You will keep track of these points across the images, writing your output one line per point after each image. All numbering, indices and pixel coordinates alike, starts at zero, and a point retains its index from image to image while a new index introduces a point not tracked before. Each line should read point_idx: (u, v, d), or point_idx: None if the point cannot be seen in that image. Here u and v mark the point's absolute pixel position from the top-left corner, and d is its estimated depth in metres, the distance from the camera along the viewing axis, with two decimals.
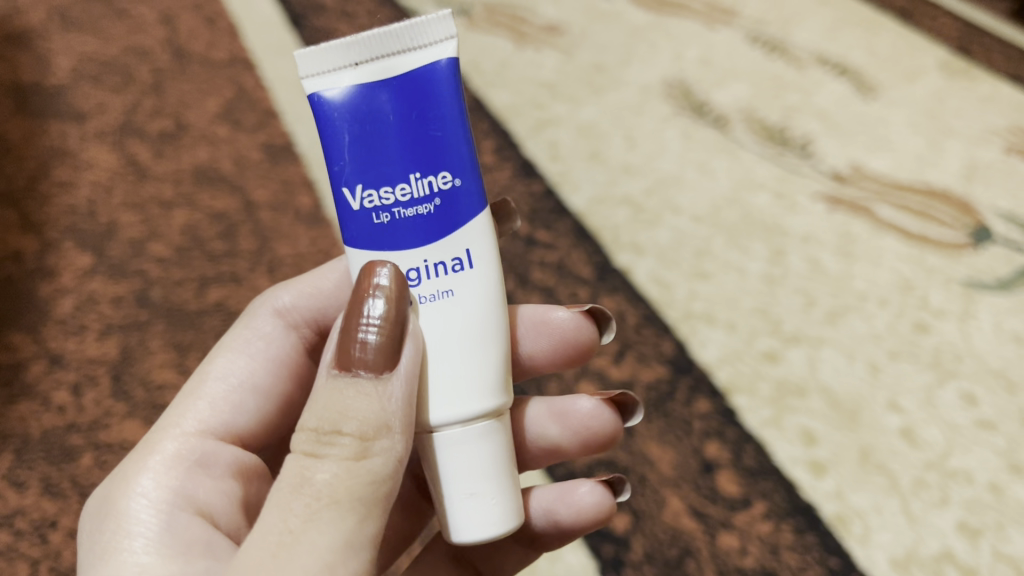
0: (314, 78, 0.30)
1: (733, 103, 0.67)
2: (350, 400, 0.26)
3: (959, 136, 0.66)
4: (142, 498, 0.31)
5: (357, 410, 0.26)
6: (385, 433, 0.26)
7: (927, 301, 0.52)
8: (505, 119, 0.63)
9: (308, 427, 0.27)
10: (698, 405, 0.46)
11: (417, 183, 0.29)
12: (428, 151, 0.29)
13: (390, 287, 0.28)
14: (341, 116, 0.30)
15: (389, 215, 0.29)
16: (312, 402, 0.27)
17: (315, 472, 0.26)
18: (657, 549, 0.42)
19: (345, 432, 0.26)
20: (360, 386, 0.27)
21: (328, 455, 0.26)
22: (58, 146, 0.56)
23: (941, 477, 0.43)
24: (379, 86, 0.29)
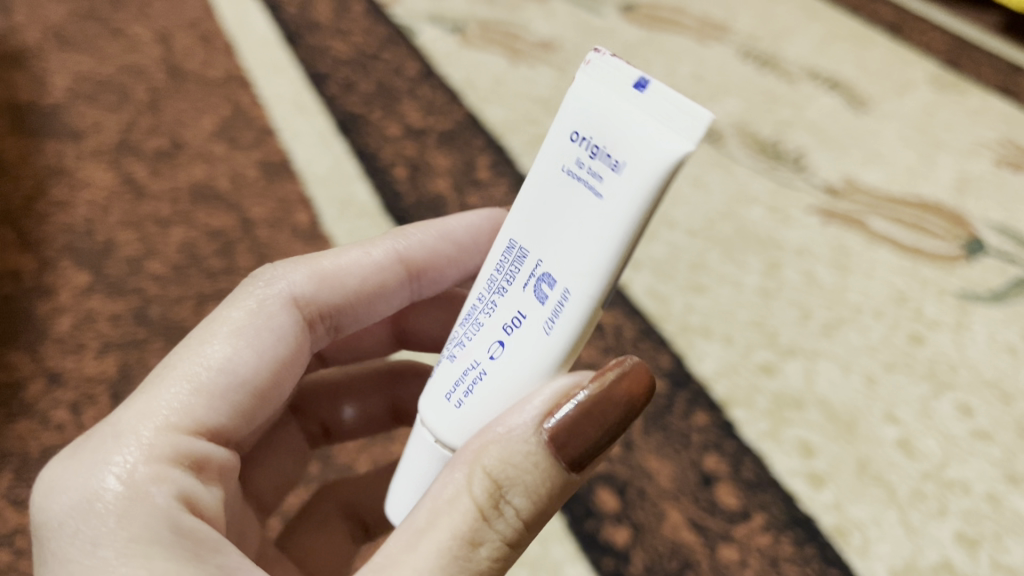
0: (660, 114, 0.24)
1: (726, 117, 0.68)
2: (533, 476, 0.27)
3: (950, 149, 0.67)
4: (136, 498, 0.27)
5: (532, 492, 0.27)
6: (543, 512, 0.28)
7: (921, 313, 0.52)
8: (500, 135, 0.63)
9: (486, 472, 0.27)
10: (696, 418, 0.46)
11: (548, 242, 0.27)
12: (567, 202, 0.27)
13: (630, 387, 0.27)
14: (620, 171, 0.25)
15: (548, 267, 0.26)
16: (501, 457, 0.26)
17: (480, 540, 0.27)
18: (658, 563, 0.41)
19: (517, 510, 0.27)
20: (548, 469, 0.27)
21: (495, 526, 0.27)
22: (55, 165, 0.56)
23: (938, 488, 0.43)
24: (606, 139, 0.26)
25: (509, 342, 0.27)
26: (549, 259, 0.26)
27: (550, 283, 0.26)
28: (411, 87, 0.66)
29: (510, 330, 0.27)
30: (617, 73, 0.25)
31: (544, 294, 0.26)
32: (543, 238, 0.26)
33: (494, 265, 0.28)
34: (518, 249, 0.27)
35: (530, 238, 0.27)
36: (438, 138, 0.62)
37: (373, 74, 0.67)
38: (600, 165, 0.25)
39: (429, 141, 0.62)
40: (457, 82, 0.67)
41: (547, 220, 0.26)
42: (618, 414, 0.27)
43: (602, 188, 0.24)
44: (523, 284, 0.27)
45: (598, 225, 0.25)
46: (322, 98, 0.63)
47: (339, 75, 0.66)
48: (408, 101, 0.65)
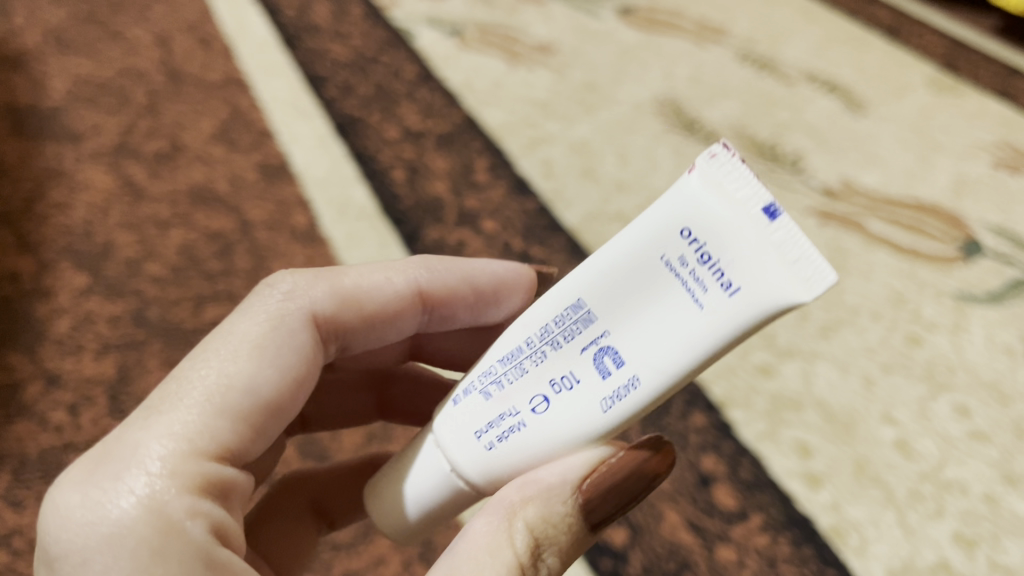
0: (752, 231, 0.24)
1: (724, 120, 0.68)
2: (565, 536, 0.30)
3: (947, 151, 0.67)
4: (163, 526, 0.27)
5: (563, 550, 0.30)
6: (566, 565, 0.30)
7: (919, 314, 0.52)
8: (498, 137, 0.63)
9: (528, 529, 0.29)
10: (694, 419, 0.46)
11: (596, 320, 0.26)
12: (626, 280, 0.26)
13: (664, 467, 0.30)
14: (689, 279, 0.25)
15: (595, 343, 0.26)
16: (549, 512, 0.29)
17: None
18: (655, 563, 0.41)
19: (552, 566, 0.30)
20: (574, 530, 0.30)
21: (534, 574, 0.29)
22: (54, 167, 0.56)
23: (936, 488, 0.43)
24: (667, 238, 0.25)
25: (563, 401, 0.27)
26: (615, 336, 0.26)
27: (616, 361, 0.26)
28: (410, 90, 0.67)
29: (566, 386, 0.27)
30: (745, 184, 0.23)
31: (607, 369, 0.26)
32: (616, 312, 0.26)
33: (556, 308, 0.27)
34: (588, 312, 0.26)
35: (606, 304, 0.26)
36: (436, 141, 0.62)
37: (372, 77, 0.67)
38: (701, 273, 0.24)
39: (427, 144, 0.62)
40: (456, 85, 0.67)
41: (626, 301, 0.25)
42: (635, 487, 0.30)
43: (701, 291, 0.24)
44: (587, 350, 0.26)
45: (681, 326, 0.25)
46: (321, 100, 0.63)
47: (338, 78, 0.66)
48: (407, 104, 0.65)
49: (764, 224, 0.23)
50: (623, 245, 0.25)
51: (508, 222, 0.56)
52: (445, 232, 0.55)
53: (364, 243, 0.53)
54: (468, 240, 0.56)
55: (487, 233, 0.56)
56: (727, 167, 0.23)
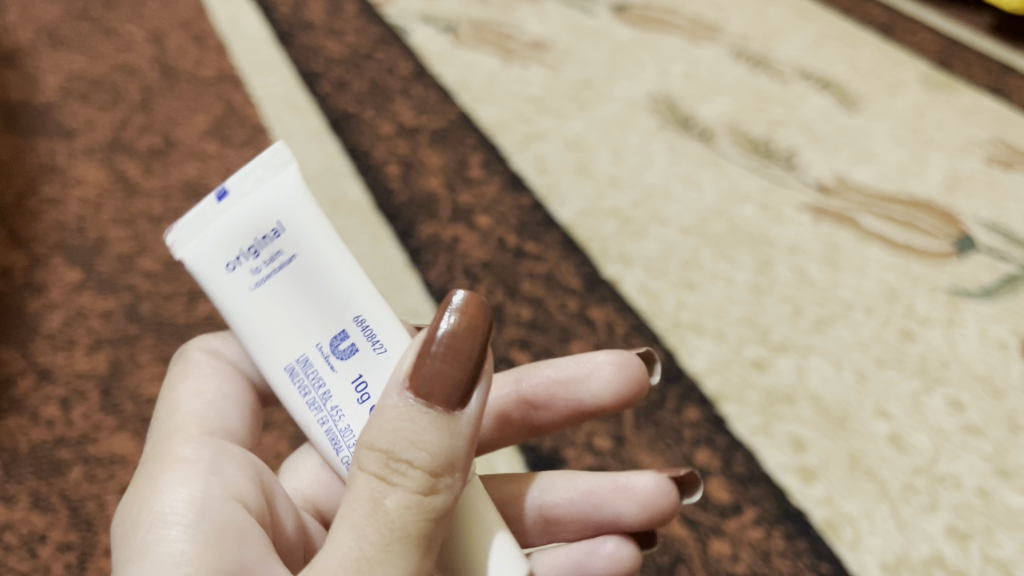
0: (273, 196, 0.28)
1: (718, 117, 0.68)
2: (426, 433, 0.24)
3: (941, 148, 0.67)
4: (195, 514, 0.26)
5: (427, 442, 0.24)
6: (451, 465, 0.25)
7: (912, 309, 0.52)
8: (492, 134, 0.63)
9: (371, 446, 0.25)
10: (688, 413, 0.46)
11: (320, 350, 0.28)
12: (315, 311, 0.28)
13: (466, 320, 0.26)
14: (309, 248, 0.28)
15: (330, 361, 0.28)
16: (376, 419, 0.25)
17: (384, 499, 0.24)
18: (648, 556, 0.41)
19: (414, 464, 0.24)
20: (434, 420, 0.25)
21: (397, 484, 0.24)
22: (47, 164, 0.56)
23: (930, 482, 0.43)
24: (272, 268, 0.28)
25: (374, 394, 0.28)
26: (318, 335, 0.28)
27: (342, 335, 0.28)
28: (404, 86, 0.66)
29: (360, 399, 0.28)
30: (195, 217, 0.28)
31: (344, 346, 0.28)
32: (304, 332, 0.28)
33: (297, 396, 0.29)
34: (299, 361, 0.29)
35: (294, 342, 0.29)
36: (430, 137, 0.62)
37: (366, 73, 0.67)
38: (270, 248, 0.28)
39: (421, 140, 0.62)
40: (450, 81, 0.67)
41: (301, 308, 0.28)
42: (479, 343, 0.26)
43: (288, 251, 0.28)
44: (326, 368, 0.28)
45: (323, 261, 0.28)
46: (315, 97, 0.63)
47: (332, 75, 0.66)
48: (401, 100, 0.65)
49: (215, 205, 0.28)
50: (253, 333, 0.29)
51: (502, 217, 0.56)
52: (439, 228, 0.55)
53: (358, 238, 0.53)
54: (462, 234, 0.55)
55: (481, 228, 0.55)
56: (184, 250, 0.28)
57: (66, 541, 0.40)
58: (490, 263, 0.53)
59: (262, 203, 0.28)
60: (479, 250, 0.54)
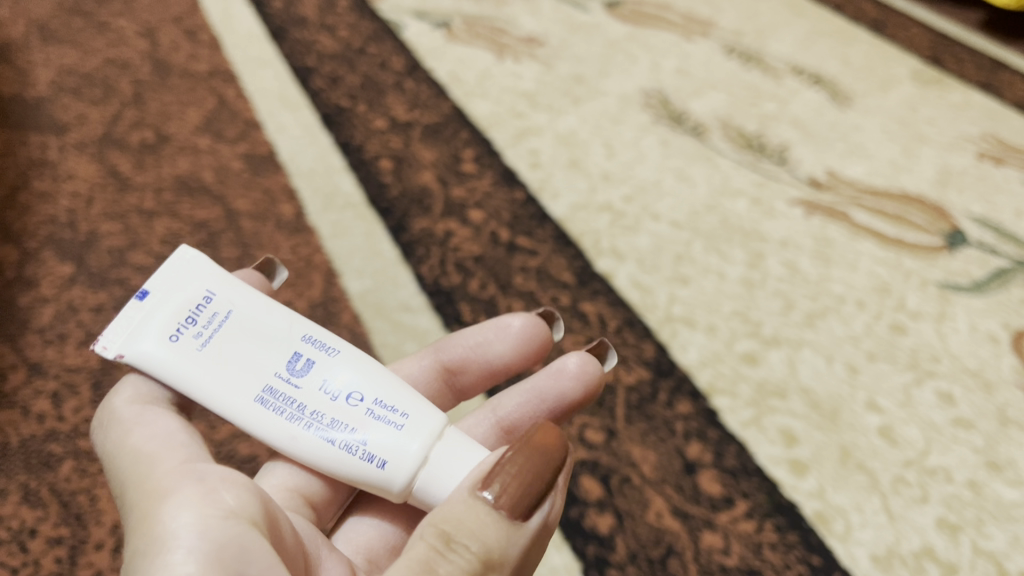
0: (187, 279, 0.31)
1: (710, 112, 0.68)
2: (486, 524, 0.26)
3: (932, 143, 0.67)
4: (201, 537, 0.24)
5: (485, 534, 0.25)
6: (500, 563, 0.26)
7: (903, 303, 0.53)
8: (485, 129, 0.63)
9: (438, 526, 0.26)
10: (680, 406, 0.46)
11: (282, 375, 0.30)
12: (265, 347, 0.31)
13: (547, 442, 0.27)
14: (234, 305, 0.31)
15: (293, 381, 0.30)
16: (447, 510, 0.26)
17: (437, 566, 0.25)
18: (641, 549, 0.40)
19: (470, 548, 0.25)
20: (495, 517, 0.26)
21: (450, 558, 0.25)
22: (37, 158, 0.56)
23: (920, 475, 0.43)
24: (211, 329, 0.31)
25: (345, 388, 0.30)
26: (275, 363, 0.31)
27: (297, 356, 0.31)
28: (397, 80, 0.66)
29: (333, 397, 0.30)
30: (125, 320, 0.30)
31: (302, 362, 0.31)
32: (261, 368, 0.30)
33: (277, 423, 0.30)
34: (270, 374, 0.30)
35: (254, 376, 0.30)
36: (423, 131, 0.62)
37: (358, 68, 0.67)
38: (206, 314, 0.31)
39: (414, 134, 0.62)
40: (443, 76, 0.67)
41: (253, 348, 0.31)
42: (554, 471, 0.27)
43: (223, 309, 0.31)
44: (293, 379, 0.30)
45: (254, 312, 0.32)
46: (307, 93, 0.63)
47: (325, 69, 0.66)
48: (394, 94, 0.65)
49: (138, 305, 0.31)
50: (208, 387, 0.30)
51: (495, 212, 0.56)
52: (431, 223, 0.55)
53: (350, 233, 0.53)
54: (454, 228, 0.55)
55: (474, 222, 0.55)
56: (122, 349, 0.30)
57: (56, 535, 0.40)
58: (482, 257, 0.53)
59: (177, 284, 0.31)
60: (471, 244, 0.54)
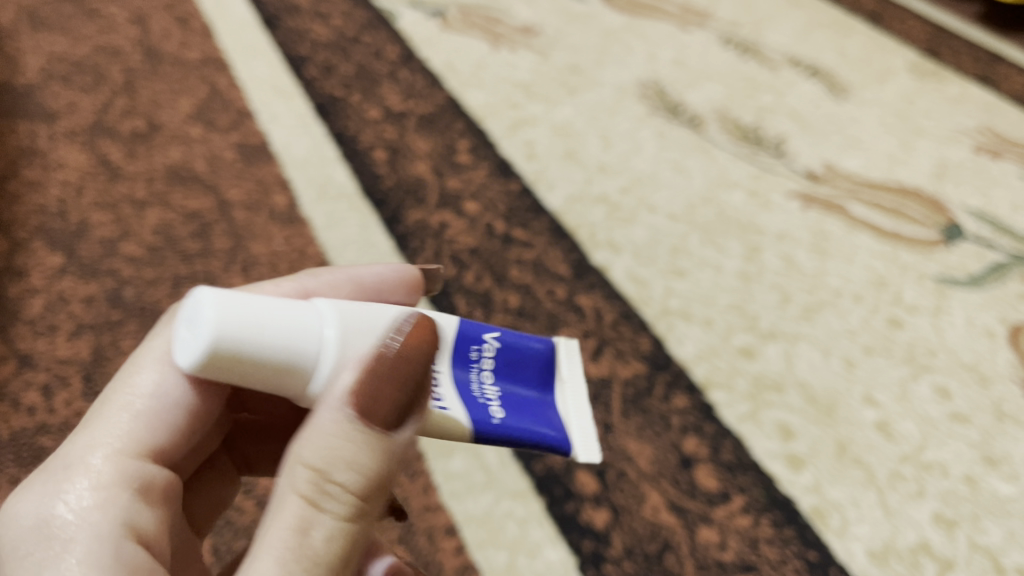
0: (565, 353, 0.31)
1: (707, 103, 0.67)
2: (353, 450, 0.22)
3: (929, 136, 0.67)
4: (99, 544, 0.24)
5: (360, 464, 0.22)
6: (382, 488, 0.23)
7: (900, 297, 0.52)
8: (481, 119, 0.62)
9: (304, 462, 0.22)
10: (676, 400, 0.46)
11: (485, 366, 0.28)
12: (512, 362, 0.29)
13: (413, 337, 0.23)
14: (540, 347, 0.30)
15: (478, 362, 0.27)
16: (310, 435, 0.23)
17: (311, 528, 0.22)
18: (637, 544, 0.40)
19: (345, 487, 0.22)
20: (366, 439, 0.22)
21: (328, 507, 0.22)
22: (27, 146, 0.55)
23: (916, 470, 0.43)
24: (540, 355, 0.30)
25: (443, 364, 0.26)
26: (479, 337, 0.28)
27: (477, 349, 0.28)
28: (391, 70, 0.66)
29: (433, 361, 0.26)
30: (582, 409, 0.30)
31: (473, 350, 0.27)
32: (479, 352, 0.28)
33: (452, 389, 0.26)
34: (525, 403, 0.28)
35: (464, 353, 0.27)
36: (417, 121, 0.61)
37: (352, 57, 0.66)
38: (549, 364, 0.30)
39: (409, 124, 0.61)
40: (438, 66, 0.67)
41: (515, 380, 0.28)
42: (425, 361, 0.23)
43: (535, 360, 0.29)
44: (476, 383, 0.27)
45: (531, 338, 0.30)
46: (300, 82, 0.62)
47: (319, 59, 0.65)
48: (388, 84, 0.64)
49: (562, 396, 0.30)
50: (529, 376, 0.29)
51: (490, 203, 0.56)
52: (426, 215, 0.54)
53: (344, 224, 0.53)
54: (449, 220, 0.54)
55: (469, 214, 0.55)
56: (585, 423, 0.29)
57: None
58: (478, 249, 0.53)
59: (564, 356, 0.30)
60: (467, 237, 0.53)
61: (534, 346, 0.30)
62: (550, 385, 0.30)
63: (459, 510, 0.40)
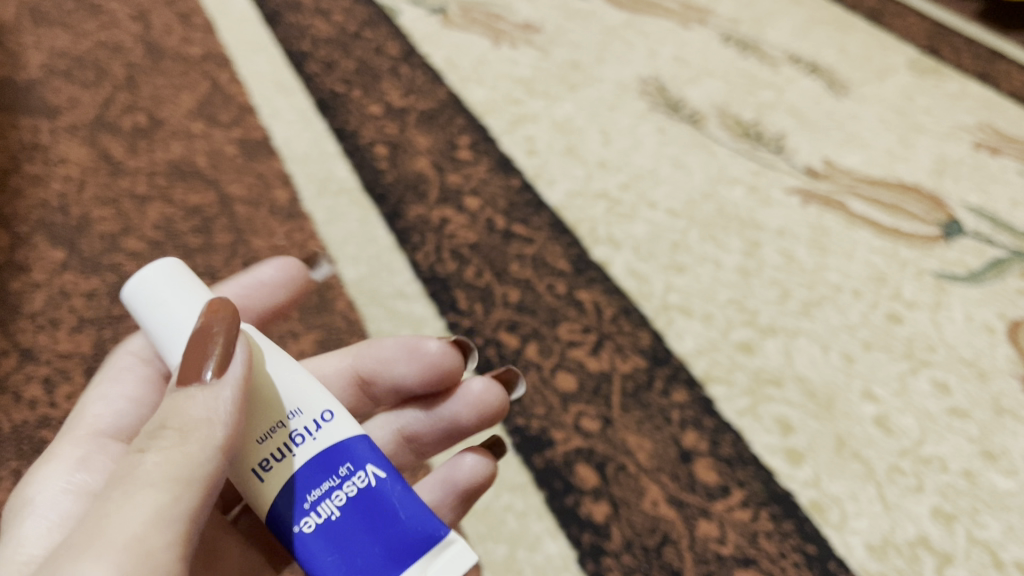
0: (452, 550, 0.27)
1: (707, 100, 0.68)
2: (189, 408, 0.25)
3: (928, 132, 0.67)
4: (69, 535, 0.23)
5: (185, 411, 0.25)
6: (209, 428, 0.25)
7: (899, 293, 0.53)
8: (481, 115, 0.62)
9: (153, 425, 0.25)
10: (676, 395, 0.46)
11: (346, 481, 0.27)
12: (377, 509, 0.27)
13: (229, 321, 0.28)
14: (429, 527, 0.27)
15: (340, 479, 0.27)
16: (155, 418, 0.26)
17: (140, 463, 0.24)
18: (637, 538, 0.40)
19: (169, 428, 0.25)
20: (188, 392, 0.26)
21: (151, 449, 0.24)
22: (29, 141, 0.55)
23: (915, 464, 0.44)
24: (422, 527, 0.27)
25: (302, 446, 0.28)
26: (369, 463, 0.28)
27: (349, 468, 0.28)
28: (392, 66, 0.66)
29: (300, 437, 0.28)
30: None
31: (347, 467, 0.28)
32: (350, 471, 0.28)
33: (289, 469, 0.27)
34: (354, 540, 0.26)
35: (332, 462, 0.28)
36: (418, 117, 0.62)
37: (353, 53, 0.66)
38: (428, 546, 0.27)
39: (409, 120, 0.61)
40: (438, 62, 0.67)
41: (367, 523, 0.27)
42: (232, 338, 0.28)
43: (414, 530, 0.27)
44: (318, 497, 0.27)
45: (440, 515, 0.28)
46: (302, 77, 0.62)
47: (320, 54, 0.65)
48: (389, 80, 0.64)
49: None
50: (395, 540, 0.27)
51: (491, 198, 0.56)
52: (427, 210, 0.54)
53: (345, 219, 0.53)
54: (450, 215, 0.54)
55: (469, 209, 0.55)
56: None
57: None
58: (478, 244, 0.53)
59: (453, 552, 0.27)
60: (467, 232, 0.53)
61: (423, 519, 0.27)
62: (406, 564, 0.26)
63: None
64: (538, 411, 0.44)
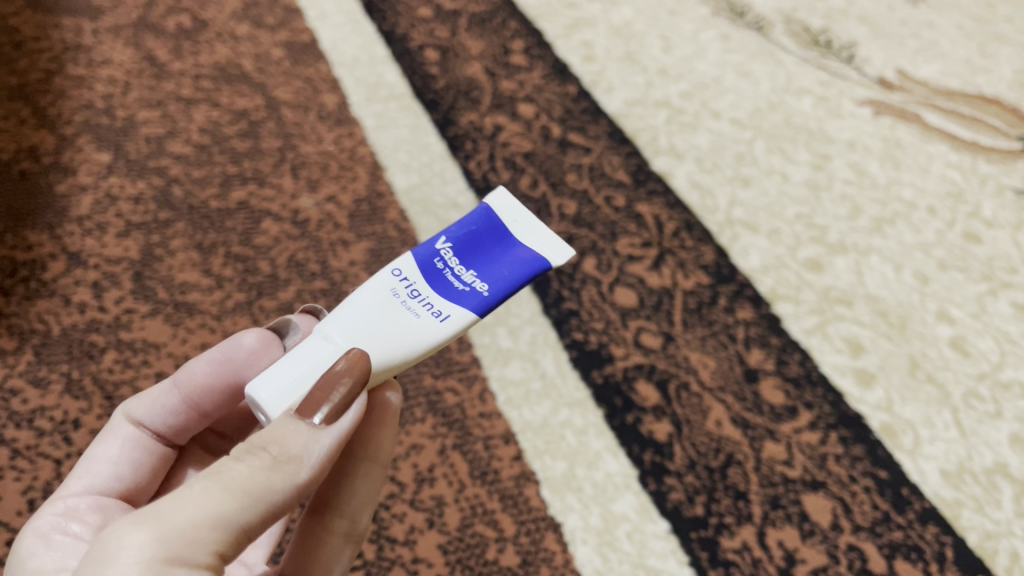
0: (504, 203, 0.28)
1: (771, 5, 0.63)
2: None
3: (1011, 43, 0.63)
4: None
5: None
6: None
7: (979, 210, 0.50)
8: (536, 19, 0.59)
9: None
10: (741, 312, 0.44)
11: (445, 265, 0.26)
12: (472, 245, 0.26)
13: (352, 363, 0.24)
14: (480, 217, 0.27)
15: (445, 269, 0.26)
16: None
17: None
18: (699, 458, 0.39)
19: None
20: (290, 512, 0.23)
21: None
22: (71, 41, 0.53)
23: (993, 389, 0.42)
24: (483, 218, 0.27)
25: (419, 292, 0.26)
26: (427, 250, 0.27)
27: (440, 262, 0.26)
28: None
29: (412, 296, 0.26)
30: (535, 224, 0.27)
31: (437, 266, 0.26)
32: (438, 265, 0.26)
33: (434, 300, 0.26)
34: (495, 271, 0.26)
35: (423, 273, 0.26)
36: (470, 20, 0.59)
37: None
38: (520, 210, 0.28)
39: (461, 23, 0.58)
40: None
41: (487, 251, 0.26)
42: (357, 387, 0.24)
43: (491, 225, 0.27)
44: (462, 284, 0.26)
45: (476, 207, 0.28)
46: None
47: None
48: None
49: (547, 250, 0.27)
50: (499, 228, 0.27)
51: (547, 105, 0.53)
52: (480, 116, 0.52)
53: (395, 126, 0.51)
54: (504, 123, 0.52)
55: (524, 117, 0.53)
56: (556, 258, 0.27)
57: (100, 426, 0.39)
58: (533, 153, 0.51)
59: (501, 195, 0.28)
60: (522, 141, 0.51)
61: (478, 222, 0.27)
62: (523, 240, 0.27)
63: (517, 419, 0.39)
64: (597, 325, 0.42)
